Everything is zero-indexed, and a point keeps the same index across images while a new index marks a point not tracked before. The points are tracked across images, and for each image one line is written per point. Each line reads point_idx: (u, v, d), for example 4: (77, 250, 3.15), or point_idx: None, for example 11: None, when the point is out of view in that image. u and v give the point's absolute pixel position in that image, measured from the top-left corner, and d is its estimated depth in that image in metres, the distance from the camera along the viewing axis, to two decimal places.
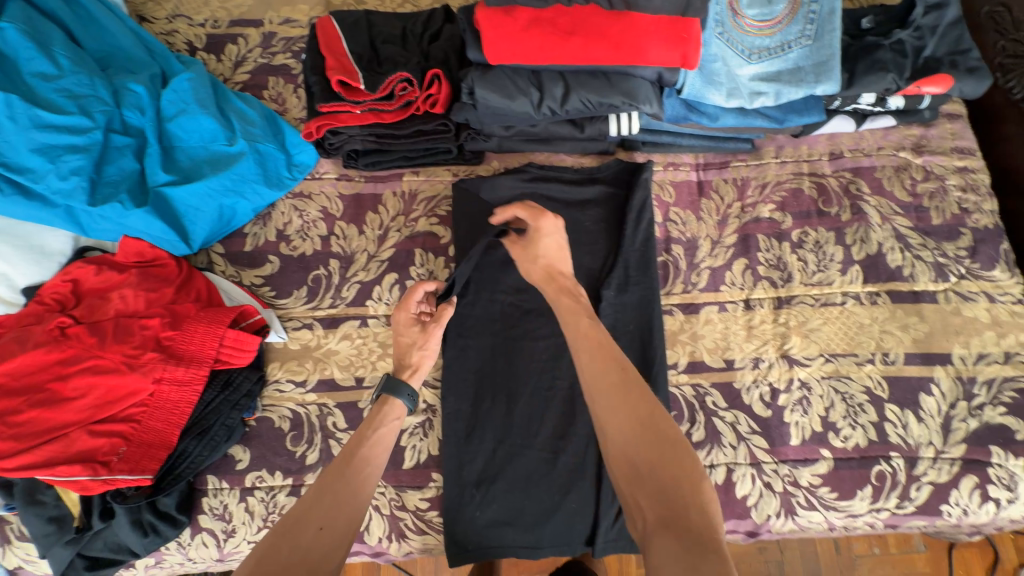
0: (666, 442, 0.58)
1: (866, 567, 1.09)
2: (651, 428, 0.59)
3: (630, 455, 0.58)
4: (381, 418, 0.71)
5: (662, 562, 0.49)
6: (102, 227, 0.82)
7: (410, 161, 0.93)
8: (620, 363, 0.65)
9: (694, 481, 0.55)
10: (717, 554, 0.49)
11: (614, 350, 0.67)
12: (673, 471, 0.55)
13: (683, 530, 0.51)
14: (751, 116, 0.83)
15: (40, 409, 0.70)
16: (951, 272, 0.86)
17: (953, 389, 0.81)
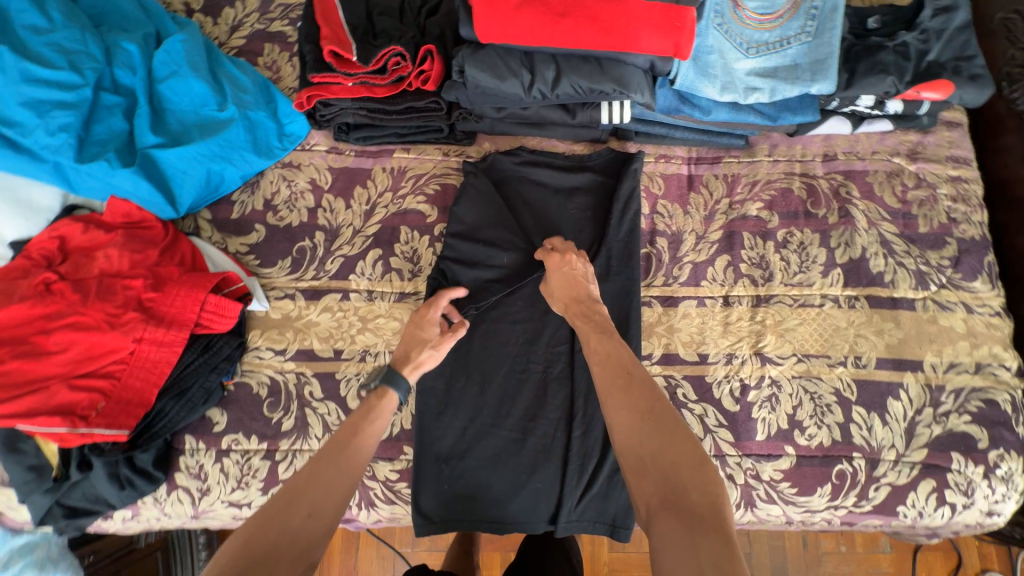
0: (669, 431, 0.60)
1: (830, 563, 1.12)
2: (654, 419, 0.62)
3: (633, 444, 0.61)
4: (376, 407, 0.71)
5: (666, 545, 0.51)
6: (89, 186, 0.82)
7: (402, 138, 0.93)
8: (624, 366, 0.68)
9: (696, 464, 0.57)
10: (718, 535, 0.51)
11: (620, 354, 0.70)
12: (675, 458, 0.58)
13: (685, 511, 0.53)
14: (745, 112, 0.82)
15: (22, 360, 0.72)
16: (931, 280, 0.86)
17: (921, 396, 0.82)
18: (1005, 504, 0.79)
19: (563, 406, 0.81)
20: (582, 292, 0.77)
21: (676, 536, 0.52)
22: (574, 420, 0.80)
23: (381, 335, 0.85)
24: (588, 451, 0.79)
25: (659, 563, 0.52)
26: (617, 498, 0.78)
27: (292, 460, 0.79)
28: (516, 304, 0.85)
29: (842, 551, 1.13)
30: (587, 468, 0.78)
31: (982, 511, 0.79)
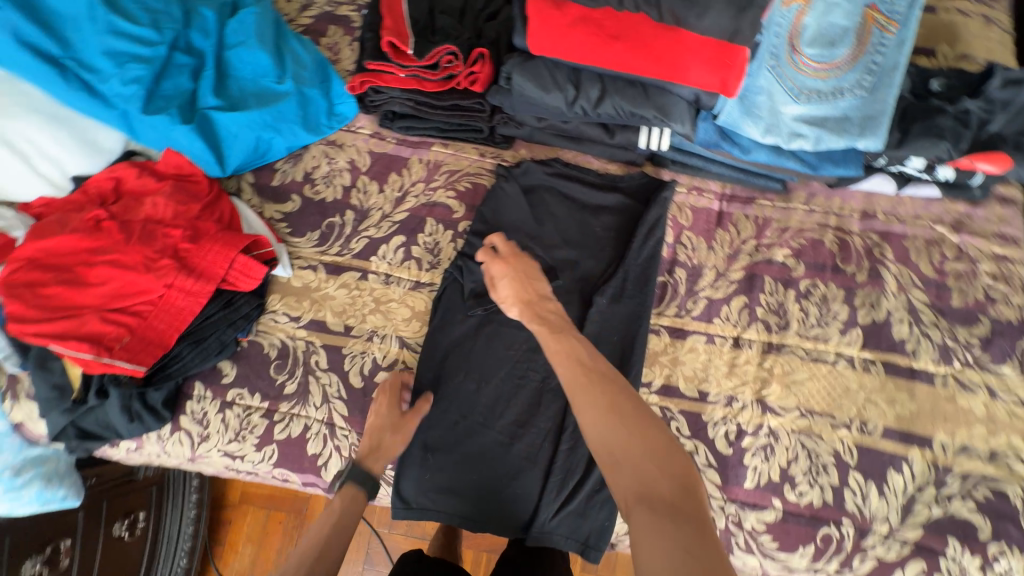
0: (636, 422, 0.62)
1: None
2: (621, 413, 0.63)
3: (604, 440, 0.62)
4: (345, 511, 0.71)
5: (644, 537, 0.52)
6: (150, 136, 0.88)
7: (442, 133, 0.95)
8: (585, 363, 0.70)
9: (664, 451, 0.59)
10: (692, 519, 0.53)
11: (581, 351, 0.73)
12: (644, 450, 0.59)
13: (657, 501, 0.55)
14: (785, 157, 0.81)
15: (65, 287, 0.77)
16: (956, 357, 0.83)
17: (924, 473, 0.79)
18: None
19: (555, 418, 0.82)
20: (532, 290, 0.81)
21: (655, 528, 0.53)
22: (563, 433, 0.81)
23: (391, 318, 0.87)
24: (572, 466, 0.79)
25: (638, 556, 0.52)
26: (594, 517, 0.78)
27: (288, 423, 0.83)
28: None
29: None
30: (567, 482, 0.79)
31: None
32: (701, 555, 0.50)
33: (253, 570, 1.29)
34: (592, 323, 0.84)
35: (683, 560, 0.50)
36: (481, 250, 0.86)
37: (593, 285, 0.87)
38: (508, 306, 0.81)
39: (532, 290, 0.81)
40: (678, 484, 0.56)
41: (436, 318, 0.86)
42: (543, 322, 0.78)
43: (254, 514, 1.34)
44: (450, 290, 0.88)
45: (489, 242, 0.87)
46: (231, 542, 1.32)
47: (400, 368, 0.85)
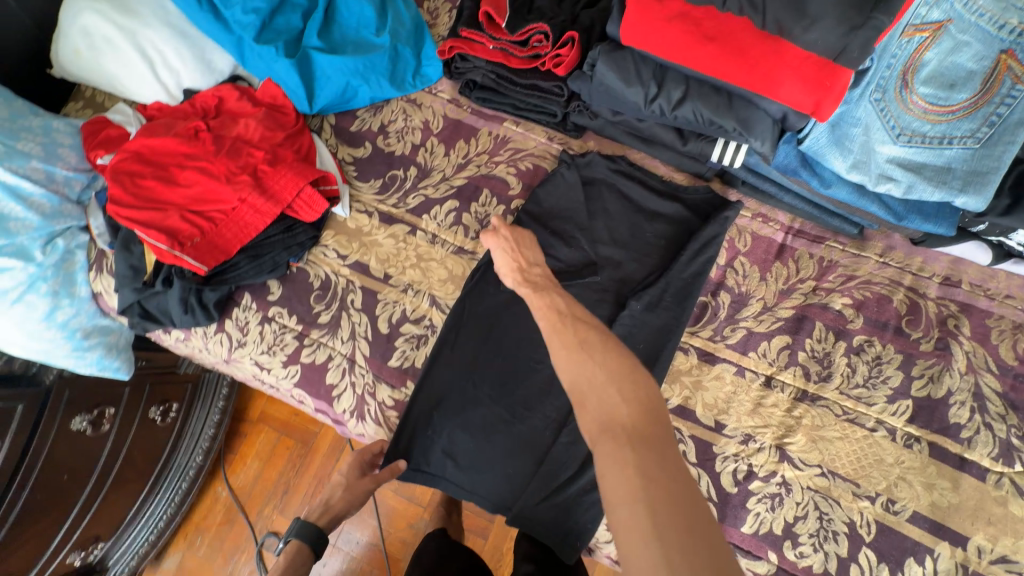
0: (602, 352, 0.58)
1: None
2: (587, 345, 0.59)
3: (570, 372, 0.58)
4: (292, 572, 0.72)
5: (607, 466, 0.48)
6: (256, 65, 0.96)
7: (516, 111, 0.97)
8: (560, 308, 0.66)
9: (628, 375, 0.55)
10: (657, 445, 0.49)
11: (557, 299, 0.69)
12: (607, 378, 0.55)
13: (619, 427, 0.51)
14: (868, 200, 0.76)
15: (159, 183, 0.87)
16: (1019, 458, 0.74)
17: (949, 573, 0.71)
18: None
19: (563, 408, 0.82)
20: (522, 258, 0.77)
21: (618, 455, 0.48)
22: (567, 427, 0.81)
23: (428, 276, 0.90)
24: (569, 459, 0.79)
25: (603, 487, 0.48)
26: (581, 514, 0.78)
27: (315, 349, 0.88)
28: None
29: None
30: (562, 476, 0.79)
31: None
32: (664, 480, 0.46)
33: (256, 483, 1.40)
34: (622, 325, 0.82)
35: (644, 483, 0.46)
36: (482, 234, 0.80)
37: (632, 289, 0.85)
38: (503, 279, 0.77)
39: (528, 255, 0.78)
40: (642, 409, 0.52)
41: (470, 286, 0.88)
42: (532, 286, 0.73)
43: (267, 434, 1.44)
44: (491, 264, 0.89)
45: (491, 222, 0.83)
46: (242, 452, 1.43)
47: (425, 324, 0.88)
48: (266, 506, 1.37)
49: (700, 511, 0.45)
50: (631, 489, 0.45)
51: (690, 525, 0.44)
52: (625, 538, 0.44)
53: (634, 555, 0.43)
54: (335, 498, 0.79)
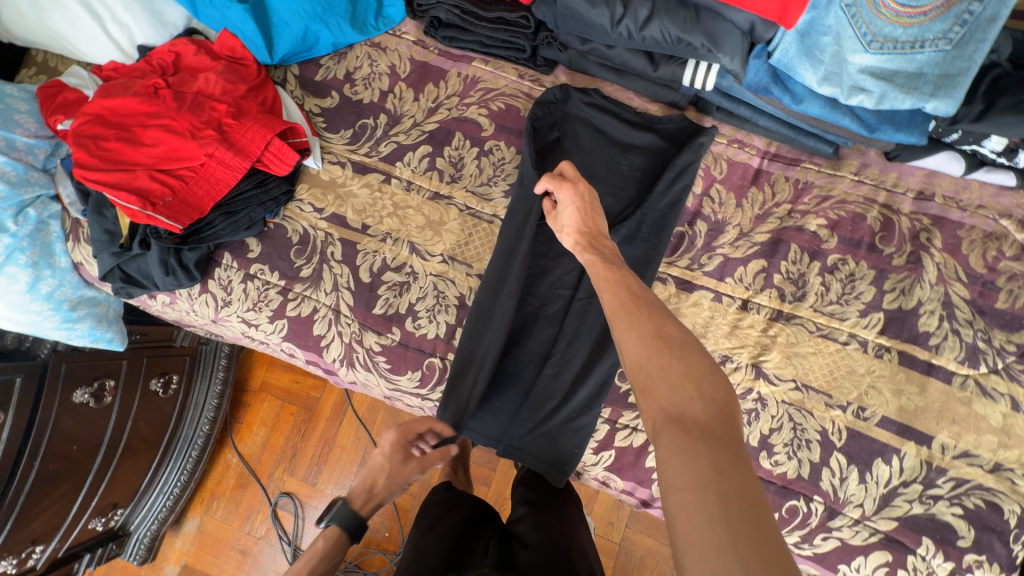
0: (681, 345, 0.54)
1: None
2: (667, 337, 0.55)
3: (641, 360, 0.54)
4: (319, 550, 0.72)
5: (676, 459, 0.46)
6: (207, 14, 0.91)
7: (485, 48, 0.95)
8: (634, 290, 0.61)
9: (707, 375, 0.51)
10: (732, 448, 0.46)
11: (630, 280, 0.63)
12: (685, 377, 0.51)
13: (692, 423, 0.48)
14: (841, 113, 0.75)
15: (123, 144, 0.85)
16: (983, 361, 0.77)
17: (914, 469, 0.76)
18: None
19: (545, 343, 0.85)
20: (592, 224, 0.73)
21: (690, 451, 0.46)
22: (548, 362, 0.84)
23: (406, 224, 0.90)
24: (552, 392, 0.82)
25: (665, 479, 0.46)
26: (564, 444, 0.81)
27: (300, 303, 0.89)
28: (537, 240, 0.87)
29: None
30: (546, 411, 0.82)
31: None
32: (739, 482, 0.44)
33: (264, 449, 1.44)
34: None
35: (717, 483, 0.43)
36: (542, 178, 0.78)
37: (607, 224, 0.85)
38: (564, 234, 0.74)
39: (594, 225, 0.73)
40: (720, 415, 0.48)
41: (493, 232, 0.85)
42: (598, 254, 0.69)
43: (270, 402, 1.47)
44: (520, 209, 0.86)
45: (557, 170, 0.79)
46: (247, 418, 1.47)
47: (407, 271, 0.88)
48: (276, 469, 1.42)
49: (773, 528, 0.42)
50: (702, 488, 0.43)
51: (763, 528, 0.41)
52: (688, 530, 0.42)
53: (698, 549, 0.41)
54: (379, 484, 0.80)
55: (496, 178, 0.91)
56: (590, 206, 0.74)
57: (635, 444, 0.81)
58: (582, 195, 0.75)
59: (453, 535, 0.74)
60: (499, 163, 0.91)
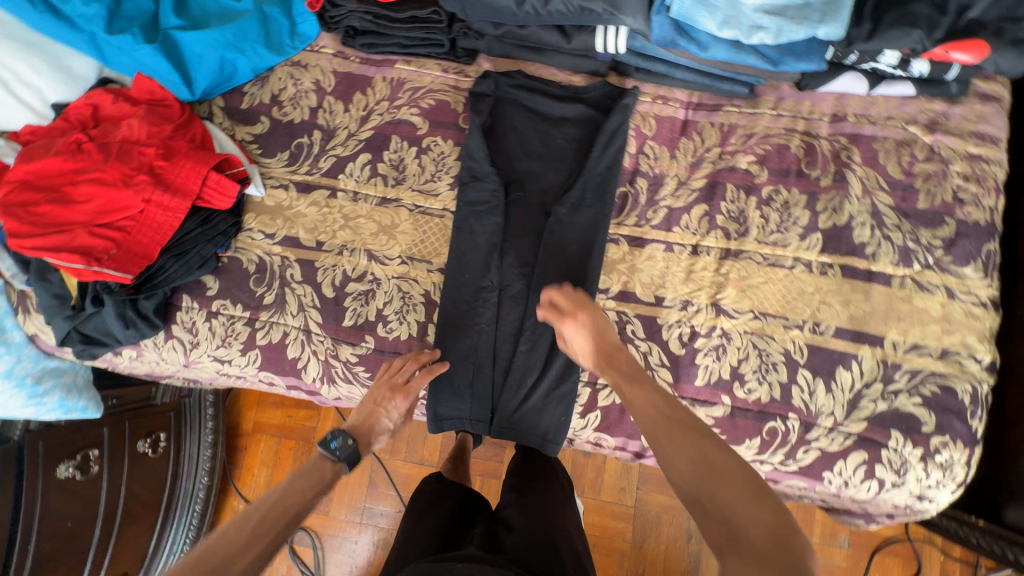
0: (723, 465, 0.55)
1: None
2: (713, 466, 0.55)
3: (690, 487, 0.55)
4: (319, 475, 0.70)
5: None
6: (121, 61, 0.90)
7: (405, 49, 0.96)
8: (666, 409, 0.62)
9: (755, 496, 0.51)
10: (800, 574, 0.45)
11: (662, 395, 0.65)
12: (727, 508, 0.51)
13: (751, 551, 0.47)
14: (745, 53, 0.80)
15: (54, 205, 0.83)
16: (916, 259, 0.83)
17: (873, 370, 0.81)
18: (938, 491, 0.81)
19: (515, 324, 0.88)
20: (606, 343, 0.73)
21: None
22: (521, 340, 0.86)
23: (360, 233, 0.91)
24: (531, 367, 0.85)
25: None
26: (547, 417, 0.84)
27: (269, 330, 0.89)
28: (486, 225, 0.88)
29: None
30: (524, 391, 0.85)
31: (912, 493, 0.81)
32: None
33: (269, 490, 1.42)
34: (552, 231, 0.87)
35: None
36: (541, 308, 0.80)
37: (551, 198, 0.89)
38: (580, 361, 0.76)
39: (608, 342, 0.73)
40: (768, 547, 0.47)
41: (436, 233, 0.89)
42: (617, 372, 0.70)
43: (267, 442, 1.45)
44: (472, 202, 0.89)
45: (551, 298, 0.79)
46: (246, 460, 1.44)
47: (369, 278, 0.89)
48: None
49: None
50: None
51: None
52: None
53: None
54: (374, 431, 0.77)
55: (439, 173, 0.92)
56: (601, 329, 0.75)
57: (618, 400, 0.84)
58: (589, 328, 0.75)
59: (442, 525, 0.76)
60: (439, 158, 0.93)
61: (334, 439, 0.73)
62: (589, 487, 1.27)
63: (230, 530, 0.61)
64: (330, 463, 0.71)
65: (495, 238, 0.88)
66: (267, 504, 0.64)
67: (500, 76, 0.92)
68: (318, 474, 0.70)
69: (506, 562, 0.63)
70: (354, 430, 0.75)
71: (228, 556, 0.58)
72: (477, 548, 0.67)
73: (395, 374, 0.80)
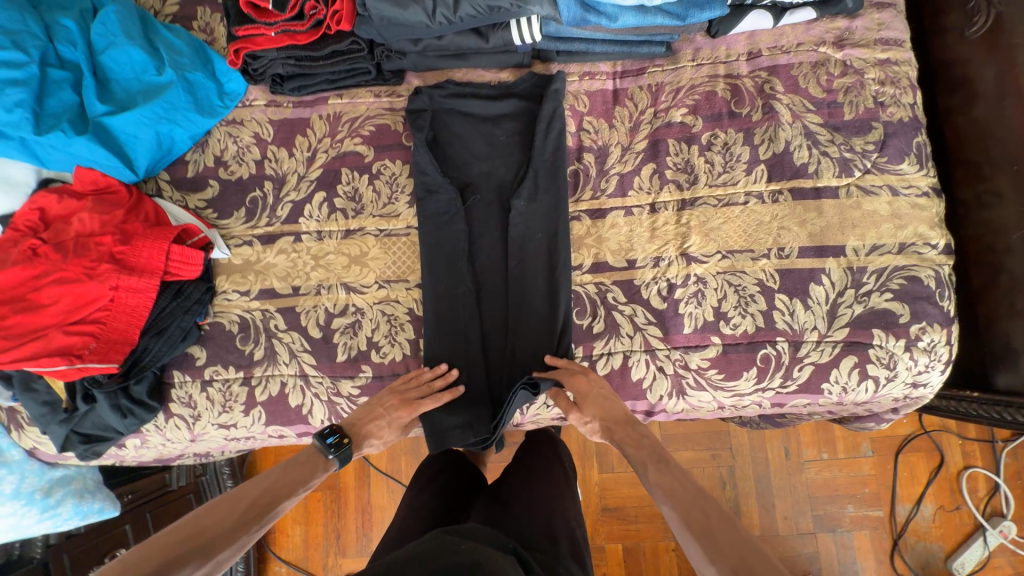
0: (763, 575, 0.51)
1: (813, 468, 1.32)
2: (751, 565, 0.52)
3: None
4: (309, 469, 0.73)
5: None
6: (56, 158, 0.89)
7: (334, 84, 0.98)
8: (699, 503, 0.61)
9: None
10: None
11: (694, 489, 0.63)
12: None
13: None
14: (652, 14, 0.85)
15: (23, 314, 0.82)
16: (856, 167, 0.88)
17: (842, 279, 0.85)
18: (929, 375, 0.85)
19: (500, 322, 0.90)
20: (615, 412, 0.77)
21: None
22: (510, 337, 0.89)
23: (332, 270, 0.92)
24: (523, 361, 0.88)
25: None
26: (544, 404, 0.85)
27: (266, 384, 0.90)
28: (450, 234, 0.90)
29: (824, 458, 1.32)
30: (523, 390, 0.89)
31: (906, 383, 0.85)
32: None
33: (307, 546, 1.40)
34: (515, 226, 0.89)
35: None
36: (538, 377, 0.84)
37: (506, 193, 0.92)
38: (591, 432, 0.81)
39: (617, 411, 0.77)
40: None
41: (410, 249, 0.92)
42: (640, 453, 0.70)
43: None
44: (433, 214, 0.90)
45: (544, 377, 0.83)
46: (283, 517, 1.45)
47: (352, 310, 0.91)
48: (328, 558, 1.38)
49: None
50: None
51: None
52: None
53: None
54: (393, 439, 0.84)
55: (395, 194, 0.94)
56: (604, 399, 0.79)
57: (615, 366, 0.87)
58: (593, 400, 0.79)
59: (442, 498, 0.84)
60: (391, 180, 0.94)
61: (330, 435, 0.75)
62: (616, 461, 1.29)
63: (216, 509, 0.63)
64: (322, 459, 0.75)
65: (461, 245, 0.90)
66: (255, 494, 0.67)
67: (434, 90, 0.94)
68: (309, 469, 0.73)
69: (506, 541, 0.66)
70: (351, 429, 0.78)
71: (215, 534, 0.61)
72: (480, 525, 0.70)
73: (409, 387, 0.84)
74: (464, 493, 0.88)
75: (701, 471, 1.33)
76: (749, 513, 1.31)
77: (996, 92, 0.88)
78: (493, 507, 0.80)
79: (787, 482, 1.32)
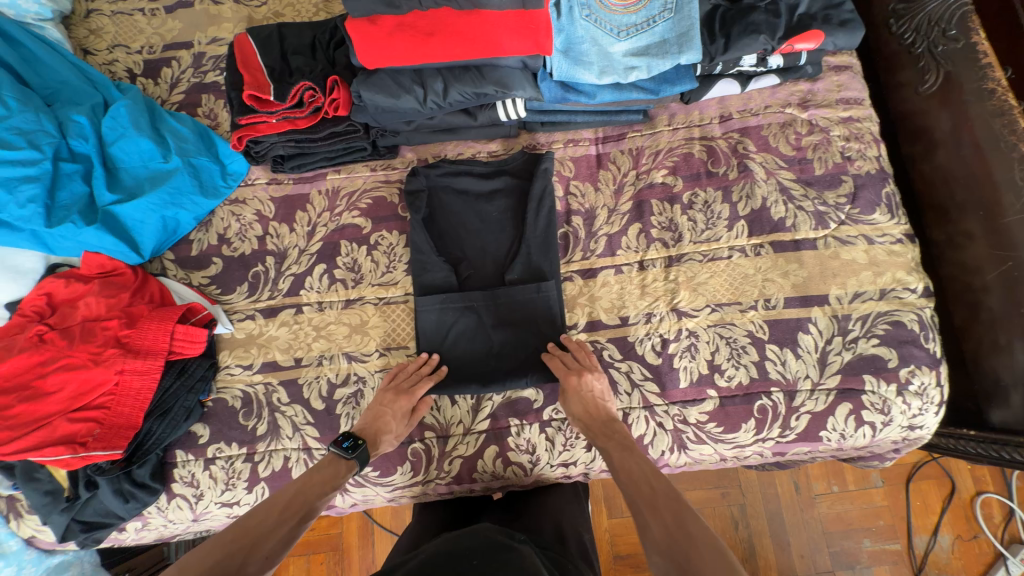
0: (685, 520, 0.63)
1: (824, 503, 1.30)
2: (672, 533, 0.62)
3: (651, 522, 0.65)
4: (334, 472, 0.77)
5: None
6: (65, 246, 0.92)
7: (332, 160, 1.03)
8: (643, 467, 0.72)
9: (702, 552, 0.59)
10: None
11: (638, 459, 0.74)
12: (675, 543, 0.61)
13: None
14: (627, 90, 0.92)
15: (27, 403, 0.82)
16: (830, 219, 0.92)
17: (829, 326, 0.88)
18: (924, 417, 0.86)
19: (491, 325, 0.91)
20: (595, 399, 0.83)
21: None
22: (513, 371, 0.89)
23: (334, 340, 0.94)
24: (522, 372, 0.89)
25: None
26: (525, 364, 0.89)
27: (269, 459, 0.90)
28: (459, 315, 0.91)
29: (835, 491, 1.31)
30: (528, 461, 0.89)
31: (903, 426, 0.87)
32: None
33: None
34: (513, 299, 0.91)
35: None
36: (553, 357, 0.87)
37: (500, 272, 0.95)
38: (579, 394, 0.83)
39: (601, 412, 0.82)
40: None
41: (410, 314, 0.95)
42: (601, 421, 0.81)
43: (296, 561, 1.37)
44: (431, 281, 0.94)
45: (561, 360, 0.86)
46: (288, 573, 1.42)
47: (354, 379, 0.92)
48: None
49: None
50: None
51: None
52: None
53: None
54: (405, 493, 0.91)
55: (393, 263, 0.97)
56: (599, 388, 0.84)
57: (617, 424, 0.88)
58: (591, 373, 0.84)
59: (451, 514, 0.91)
60: (389, 250, 0.98)
61: (344, 442, 0.79)
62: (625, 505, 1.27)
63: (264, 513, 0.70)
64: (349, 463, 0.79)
65: (473, 328, 0.92)
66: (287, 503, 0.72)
67: (428, 166, 1.01)
68: (337, 473, 0.77)
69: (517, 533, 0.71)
70: (368, 430, 0.84)
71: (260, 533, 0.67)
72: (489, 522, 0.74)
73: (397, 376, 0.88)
74: (475, 507, 0.94)
75: (712, 511, 1.31)
76: (765, 553, 1.28)
77: (953, 140, 0.94)
78: (505, 516, 0.88)
79: (800, 518, 1.30)
